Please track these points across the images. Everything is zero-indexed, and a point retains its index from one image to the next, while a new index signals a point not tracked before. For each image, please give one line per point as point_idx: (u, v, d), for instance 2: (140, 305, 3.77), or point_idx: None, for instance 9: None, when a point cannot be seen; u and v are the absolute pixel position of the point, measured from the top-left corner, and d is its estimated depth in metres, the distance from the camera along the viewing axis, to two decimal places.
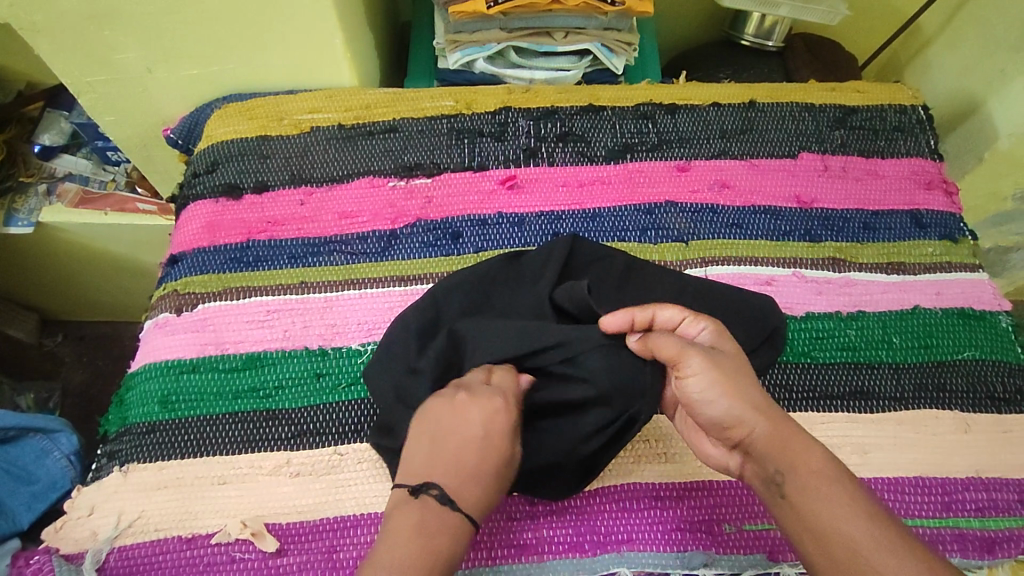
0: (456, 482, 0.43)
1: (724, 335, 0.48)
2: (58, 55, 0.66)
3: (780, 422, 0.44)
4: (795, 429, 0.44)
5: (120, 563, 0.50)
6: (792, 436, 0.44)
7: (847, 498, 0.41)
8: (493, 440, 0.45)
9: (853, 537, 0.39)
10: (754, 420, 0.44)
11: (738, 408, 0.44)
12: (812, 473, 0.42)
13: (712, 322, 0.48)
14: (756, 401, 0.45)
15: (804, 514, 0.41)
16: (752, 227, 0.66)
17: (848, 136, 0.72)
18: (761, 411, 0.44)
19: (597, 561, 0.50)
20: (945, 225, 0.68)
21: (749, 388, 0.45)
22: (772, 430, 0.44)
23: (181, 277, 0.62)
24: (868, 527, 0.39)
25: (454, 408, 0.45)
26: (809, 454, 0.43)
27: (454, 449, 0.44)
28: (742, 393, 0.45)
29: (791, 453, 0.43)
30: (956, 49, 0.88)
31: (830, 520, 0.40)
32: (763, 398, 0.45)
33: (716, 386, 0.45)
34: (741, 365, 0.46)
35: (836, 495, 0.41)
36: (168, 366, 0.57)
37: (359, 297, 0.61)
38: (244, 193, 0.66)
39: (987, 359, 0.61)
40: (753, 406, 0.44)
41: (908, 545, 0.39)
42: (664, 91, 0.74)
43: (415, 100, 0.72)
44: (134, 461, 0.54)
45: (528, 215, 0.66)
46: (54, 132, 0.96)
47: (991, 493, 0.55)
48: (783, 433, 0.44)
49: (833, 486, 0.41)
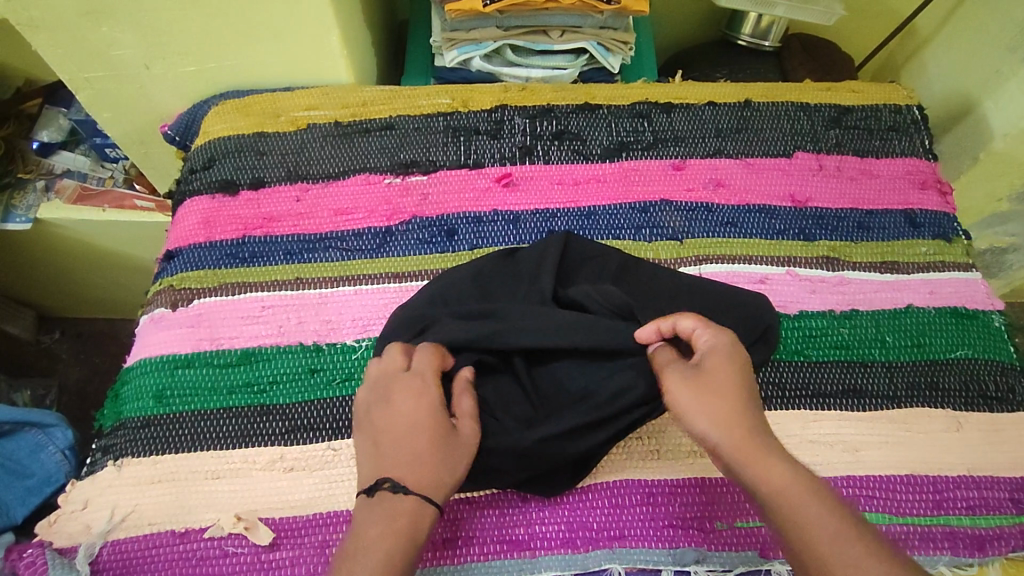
0: (405, 471, 0.44)
1: (716, 348, 0.47)
2: (54, 51, 0.66)
3: (750, 437, 0.44)
4: (768, 443, 0.44)
5: (113, 557, 0.50)
6: (761, 451, 0.43)
7: (816, 515, 0.40)
8: (429, 426, 0.46)
9: (821, 556, 0.39)
10: (720, 438, 0.44)
11: (704, 425, 0.45)
12: (782, 491, 0.41)
13: (714, 336, 0.48)
14: (725, 419, 0.44)
15: (776, 530, 0.41)
16: (746, 226, 0.66)
17: (843, 135, 0.72)
18: (728, 429, 0.44)
19: (589, 556, 0.50)
20: (939, 224, 0.68)
21: (721, 409, 0.45)
22: (739, 448, 0.43)
23: (177, 273, 0.62)
24: (836, 545, 0.39)
25: (387, 397, 0.48)
26: (778, 470, 0.42)
27: (395, 441, 0.46)
28: (708, 412, 0.45)
29: (759, 470, 0.42)
30: (953, 50, 0.89)
31: (799, 539, 0.40)
32: (735, 413, 0.44)
33: (686, 406, 0.46)
34: (718, 380, 0.46)
35: (804, 514, 0.40)
36: (164, 361, 0.58)
37: (354, 294, 0.61)
38: (240, 189, 0.66)
39: (979, 358, 0.61)
40: (721, 425, 0.44)
41: (879, 562, 0.38)
42: (659, 90, 0.74)
43: (412, 97, 0.72)
44: (128, 455, 0.54)
45: (524, 213, 0.66)
46: (53, 129, 0.96)
47: (982, 491, 0.55)
48: (751, 449, 0.43)
49: (802, 504, 0.41)
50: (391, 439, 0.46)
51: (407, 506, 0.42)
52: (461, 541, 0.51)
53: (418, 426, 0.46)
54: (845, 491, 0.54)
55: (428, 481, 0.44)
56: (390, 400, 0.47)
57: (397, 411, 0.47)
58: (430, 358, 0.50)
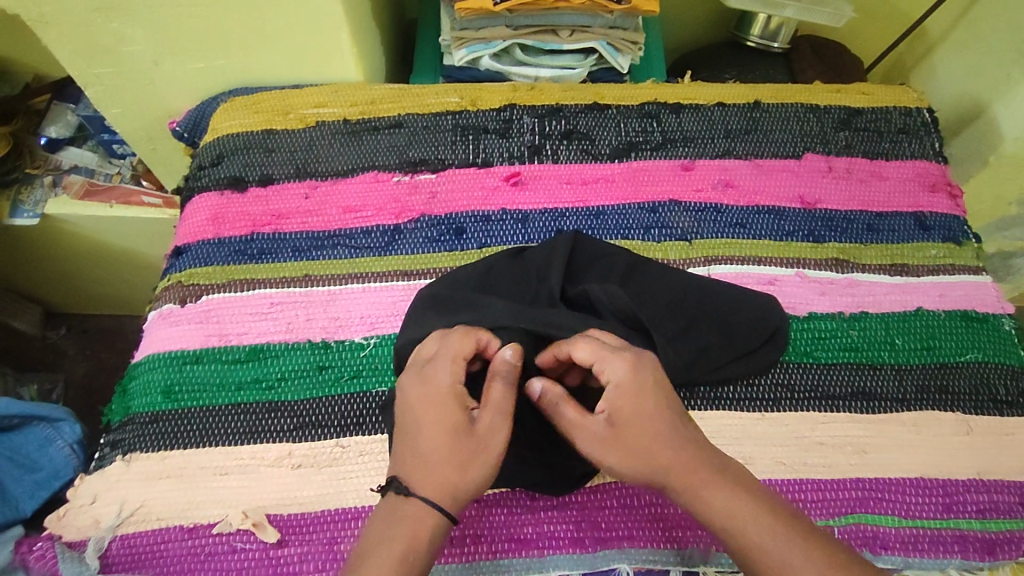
0: (414, 475, 0.42)
1: (623, 384, 0.43)
2: (64, 46, 0.67)
3: (686, 468, 0.42)
4: (707, 470, 0.42)
5: (121, 552, 0.50)
6: (703, 483, 0.41)
7: (765, 540, 0.39)
8: (440, 423, 0.43)
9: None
10: (660, 478, 0.42)
11: (638, 472, 0.42)
12: (729, 521, 0.40)
13: (614, 369, 0.44)
14: (658, 459, 0.42)
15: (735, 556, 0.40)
16: (755, 227, 0.66)
17: (853, 137, 0.72)
18: (663, 468, 0.42)
19: (597, 556, 0.50)
20: (949, 227, 0.68)
21: (651, 451, 0.42)
22: (678, 485, 0.41)
23: (186, 269, 0.62)
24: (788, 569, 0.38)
25: (403, 393, 0.46)
26: (721, 496, 0.41)
27: (409, 438, 0.44)
28: (637, 460, 0.42)
29: (701, 504, 0.41)
30: (963, 52, 0.88)
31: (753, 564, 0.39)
32: (668, 449, 0.42)
33: (612, 466, 0.43)
34: (638, 417, 0.42)
35: (755, 541, 0.39)
36: (173, 357, 0.58)
37: (363, 292, 0.61)
38: (249, 186, 0.66)
39: (990, 361, 0.61)
40: (655, 468, 0.42)
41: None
42: (669, 91, 0.74)
43: (421, 95, 0.72)
44: (136, 450, 0.54)
45: (533, 212, 0.66)
46: (61, 125, 0.96)
47: (991, 495, 0.55)
48: (694, 481, 0.41)
49: (750, 530, 0.40)
50: (403, 439, 0.44)
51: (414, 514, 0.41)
52: (469, 539, 0.51)
53: (429, 424, 0.43)
54: (853, 493, 0.54)
55: (437, 485, 0.42)
56: (407, 393, 0.45)
57: (413, 406, 0.45)
58: (456, 343, 0.46)
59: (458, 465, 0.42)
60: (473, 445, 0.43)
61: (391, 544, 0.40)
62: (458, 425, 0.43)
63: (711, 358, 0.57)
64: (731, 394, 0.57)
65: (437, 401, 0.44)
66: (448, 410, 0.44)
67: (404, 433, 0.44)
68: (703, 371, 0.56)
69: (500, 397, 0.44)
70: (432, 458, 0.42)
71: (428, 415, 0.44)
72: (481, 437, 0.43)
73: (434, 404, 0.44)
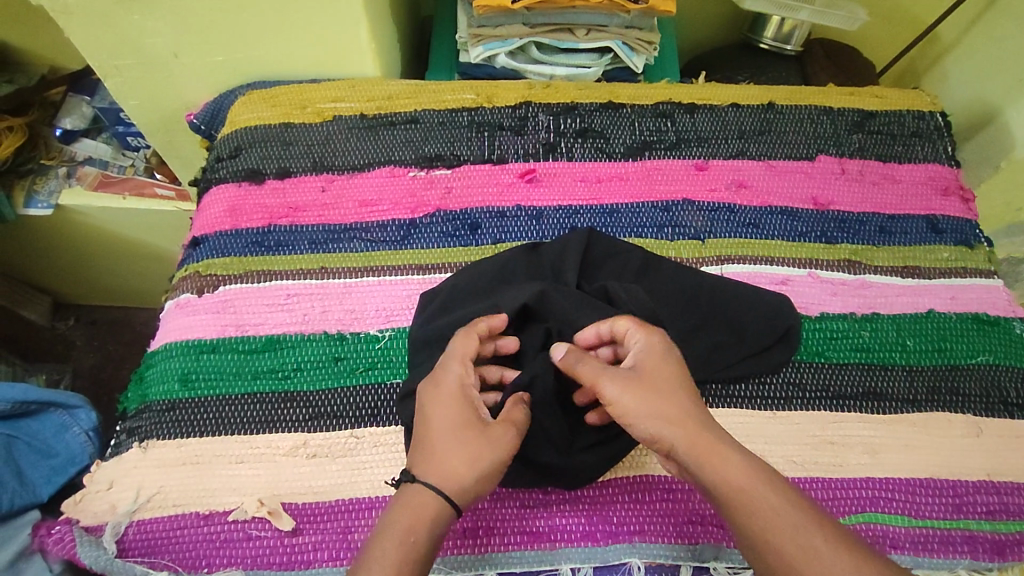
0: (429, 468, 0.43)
1: (651, 346, 0.48)
2: (86, 37, 0.67)
3: (700, 436, 0.44)
4: (719, 440, 0.44)
5: (139, 537, 0.51)
6: (714, 448, 0.43)
7: (772, 507, 0.41)
8: (456, 419, 0.45)
9: (782, 543, 0.39)
10: (674, 436, 0.44)
11: (654, 422, 0.44)
12: (737, 488, 0.42)
13: (637, 333, 0.49)
14: (672, 414, 0.44)
15: (736, 526, 0.41)
16: (768, 228, 0.66)
17: (866, 140, 0.72)
18: (680, 429, 0.44)
19: (608, 550, 0.51)
20: (961, 231, 0.68)
21: (667, 401, 0.45)
22: (690, 451, 0.43)
23: (203, 259, 0.63)
24: (793, 536, 0.39)
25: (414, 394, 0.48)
26: (731, 467, 0.42)
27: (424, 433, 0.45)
28: (655, 404, 0.45)
29: (712, 468, 0.42)
30: (976, 57, 0.88)
31: (760, 528, 0.40)
32: (684, 411, 0.45)
33: (632, 406, 0.45)
34: (661, 377, 0.46)
35: (763, 505, 0.41)
36: (190, 346, 0.58)
37: (378, 284, 0.62)
38: (266, 178, 0.67)
39: (1001, 364, 0.61)
40: (670, 421, 0.44)
41: (838, 546, 0.39)
42: (683, 91, 0.74)
43: (437, 92, 0.73)
44: (153, 437, 0.55)
45: (547, 208, 0.66)
46: (76, 117, 0.97)
47: (1002, 497, 0.55)
48: (706, 446, 0.43)
49: (759, 494, 0.41)
50: (418, 436, 0.46)
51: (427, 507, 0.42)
52: (482, 531, 0.51)
53: (444, 419, 0.45)
54: (864, 492, 0.54)
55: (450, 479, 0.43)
56: (425, 390, 0.47)
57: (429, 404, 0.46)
58: (467, 344, 0.49)
59: (469, 458, 0.44)
60: (484, 440, 0.45)
61: (401, 526, 0.41)
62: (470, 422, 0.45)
63: (719, 358, 0.58)
64: (742, 393, 0.58)
65: (449, 398, 0.46)
66: (460, 407, 0.46)
67: (420, 429, 0.46)
68: (712, 369, 0.57)
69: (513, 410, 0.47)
70: (445, 452, 0.44)
71: (447, 412, 0.45)
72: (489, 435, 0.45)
73: (453, 401, 0.46)
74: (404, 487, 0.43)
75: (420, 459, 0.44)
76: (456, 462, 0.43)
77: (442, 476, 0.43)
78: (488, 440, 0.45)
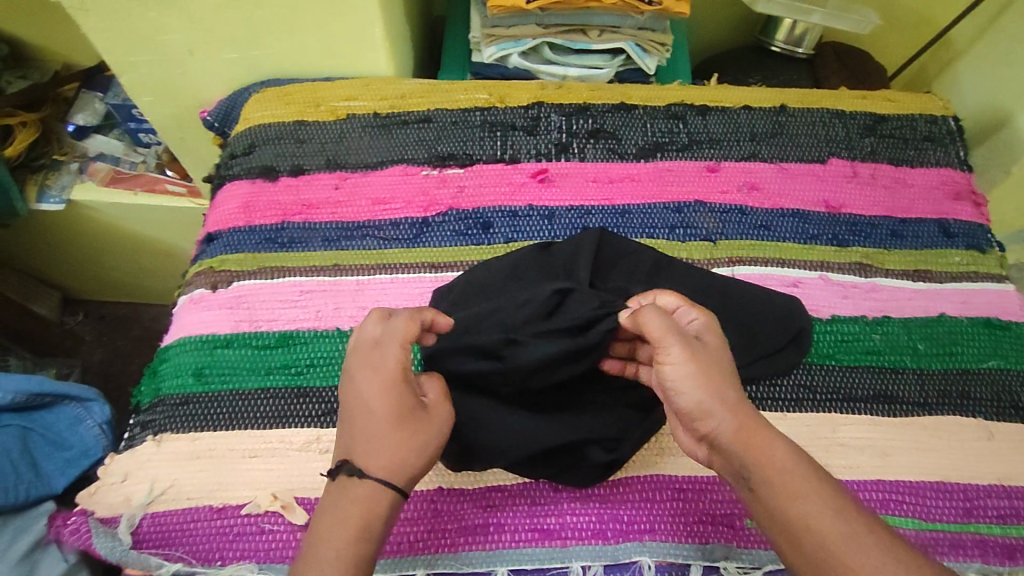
0: (373, 462, 0.43)
1: (710, 325, 0.49)
2: (103, 34, 0.68)
3: (746, 422, 0.44)
4: (764, 427, 0.44)
5: (152, 529, 0.51)
6: (760, 433, 0.44)
7: (813, 494, 0.41)
8: (395, 410, 0.44)
9: (814, 530, 0.40)
10: (725, 417, 0.44)
11: (710, 399, 0.44)
12: (778, 473, 0.42)
13: (696, 311, 0.49)
14: (727, 396, 0.45)
15: (771, 512, 0.42)
16: (779, 230, 0.66)
17: (878, 144, 0.72)
18: (730, 411, 0.44)
19: (619, 549, 0.51)
20: (973, 235, 0.68)
21: (722, 382, 0.45)
22: (735, 435, 0.44)
23: (216, 255, 0.63)
24: (834, 526, 0.39)
25: (347, 374, 0.46)
26: (774, 454, 0.43)
27: (364, 422, 0.44)
28: (712, 383, 0.45)
29: (757, 452, 0.43)
30: (989, 61, 0.88)
31: (798, 515, 0.40)
32: (734, 396, 0.45)
33: (688, 376, 0.45)
34: (719, 358, 0.47)
35: (799, 491, 0.41)
36: (203, 341, 0.58)
37: (391, 282, 0.62)
38: (279, 176, 0.67)
39: (1012, 369, 0.61)
40: (724, 402, 0.44)
41: (875, 541, 0.39)
42: (695, 93, 0.75)
43: (450, 91, 0.73)
44: (166, 431, 0.55)
45: (559, 208, 0.67)
46: (88, 113, 0.96)
47: (1013, 501, 0.55)
48: (753, 431, 0.44)
49: (796, 481, 0.41)
50: (354, 422, 0.45)
51: (374, 501, 0.43)
52: (493, 527, 0.51)
53: (382, 409, 0.44)
54: (875, 494, 0.54)
55: (393, 471, 0.43)
56: (362, 373, 0.45)
57: (365, 390, 0.45)
58: (406, 325, 0.46)
59: (412, 450, 0.44)
60: (424, 425, 0.45)
61: (355, 523, 0.42)
62: (411, 413, 0.45)
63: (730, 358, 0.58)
64: (753, 394, 0.58)
65: (389, 385, 0.45)
66: (402, 395, 0.45)
67: (359, 417, 0.45)
68: None
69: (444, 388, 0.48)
70: (388, 445, 0.44)
71: (385, 402, 0.44)
72: (428, 423, 0.46)
73: (390, 388, 0.45)
74: (346, 480, 0.43)
75: (361, 450, 0.44)
76: (400, 453, 0.44)
77: (389, 469, 0.43)
78: (428, 426, 0.46)
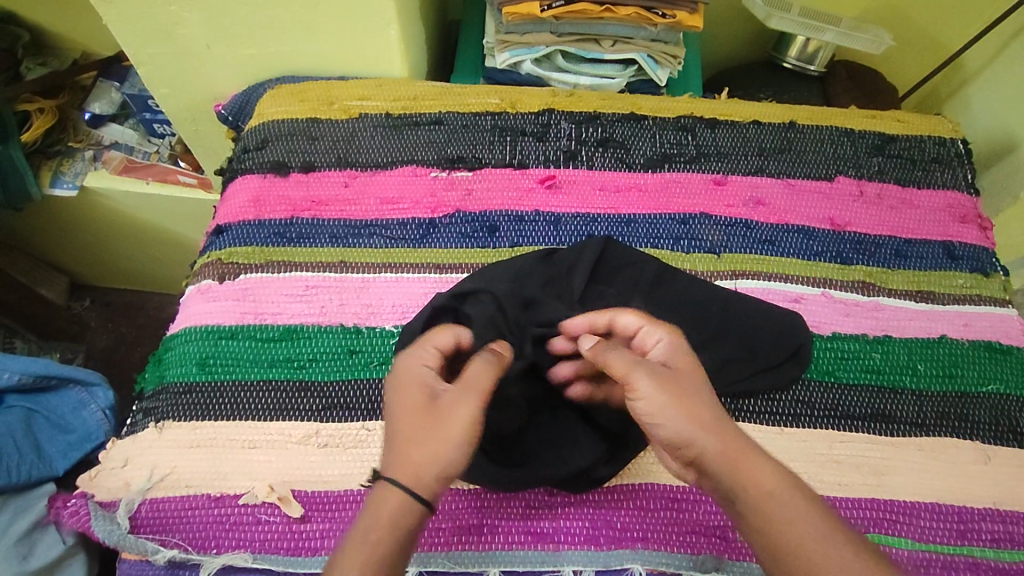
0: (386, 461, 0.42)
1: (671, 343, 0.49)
2: (123, 25, 0.69)
3: (728, 445, 0.44)
4: (747, 445, 0.44)
5: (150, 515, 0.52)
6: (743, 452, 0.43)
7: (798, 515, 0.41)
8: (409, 403, 0.44)
9: (803, 554, 0.40)
10: (704, 440, 0.44)
11: (684, 424, 0.44)
12: (765, 496, 0.42)
13: (663, 330, 0.50)
14: (701, 417, 0.44)
15: (755, 537, 0.41)
16: (783, 245, 0.67)
17: (886, 163, 0.73)
18: (708, 435, 0.44)
19: (610, 555, 0.51)
20: (978, 258, 0.68)
21: (694, 403, 0.45)
22: (718, 460, 0.43)
23: (225, 247, 0.64)
24: (819, 549, 0.40)
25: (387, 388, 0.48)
26: (759, 473, 0.43)
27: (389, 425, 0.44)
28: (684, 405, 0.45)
29: (742, 474, 0.43)
30: (1002, 86, 0.88)
31: (782, 539, 0.41)
32: (708, 414, 0.45)
33: (665, 407, 0.44)
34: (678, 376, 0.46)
35: (787, 511, 0.41)
36: (209, 331, 0.59)
37: (395, 281, 0.63)
38: (291, 171, 0.68)
39: (1011, 394, 0.61)
40: (702, 424, 0.44)
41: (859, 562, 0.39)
42: (705, 106, 0.75)
43: (462, 95, 0.74)
44: (168, 418, 0.56)
45: (565, 215, 0.67)
46: (104, 102, 0.98)
47: (1007, 525, 0.55)
48: (736, 450, 0.43)
49: (781, 502, 0.42)
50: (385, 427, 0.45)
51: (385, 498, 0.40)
52: (485, 529, 0.52)
53: (397, 406, 0.45)
54: (868, 512, 0.54)
55: (395, 464, 0.41)
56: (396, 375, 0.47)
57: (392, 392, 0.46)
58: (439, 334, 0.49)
59: (421, 440, 0.42)
60: (439, 419, 0.43)
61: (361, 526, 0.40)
62: (426, 405, 0.44)
63: (727, 371, 0.59)
64: (750, 408, 0.58)
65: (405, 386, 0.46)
66: (413, 390, 0.45)
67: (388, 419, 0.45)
68: (718, 382, 0.58)
69: (477, 380, 0.45)
70: (397, 440, 0.43)
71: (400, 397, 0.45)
72: (445, 411, 0.43)
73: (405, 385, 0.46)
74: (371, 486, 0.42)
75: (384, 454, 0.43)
76: (408, 449, 0.42)
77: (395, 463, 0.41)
78: (442, 416, 0.43)
